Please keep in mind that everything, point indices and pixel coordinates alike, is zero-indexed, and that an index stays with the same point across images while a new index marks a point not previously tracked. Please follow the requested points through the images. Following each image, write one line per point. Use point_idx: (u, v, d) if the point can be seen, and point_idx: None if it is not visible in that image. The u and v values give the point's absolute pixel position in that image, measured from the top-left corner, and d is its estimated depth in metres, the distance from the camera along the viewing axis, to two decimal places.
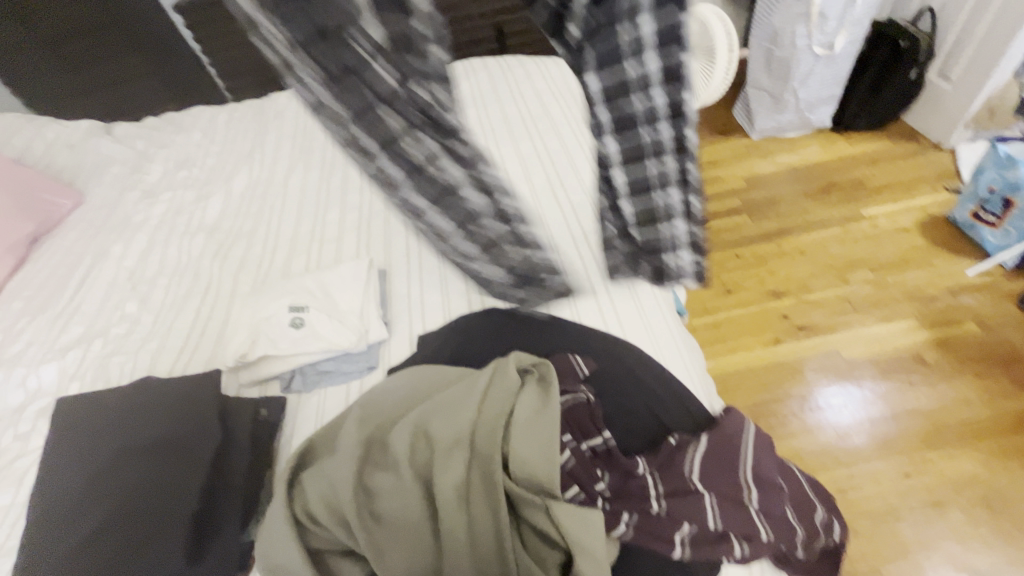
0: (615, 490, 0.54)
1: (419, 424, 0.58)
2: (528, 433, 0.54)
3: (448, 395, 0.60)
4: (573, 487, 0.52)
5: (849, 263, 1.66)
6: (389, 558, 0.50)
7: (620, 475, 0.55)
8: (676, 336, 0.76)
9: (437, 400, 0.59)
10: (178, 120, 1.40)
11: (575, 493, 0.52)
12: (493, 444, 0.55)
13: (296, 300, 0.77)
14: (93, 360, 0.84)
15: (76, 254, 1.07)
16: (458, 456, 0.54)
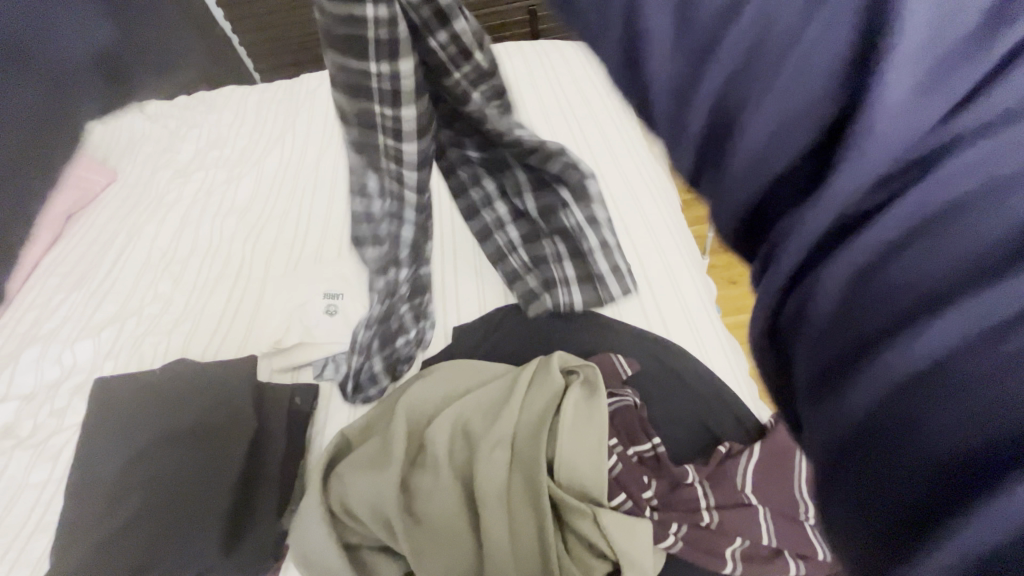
0: (663, 499, 0.52)
1: (459, 420, 0.57)
2: (573, 436, 0.53)
3: (488, 392, 0.58)
4: (621, 494, 0.51)
5: None
6: (427, 561, 0.50)
7: (667, 483, 0.53)
8: (722, 338, 0.72)
9: (475, 398, 0.58)
10: (210, 100, 1.41)
11: (623, 501, 0.51)
12: (536, 446, 0.53)
13: (331, 287, 0.76)
14: (128, 338, 0.84)
15: (110, 232, 1.07)
16: (501, 455, 0.53)
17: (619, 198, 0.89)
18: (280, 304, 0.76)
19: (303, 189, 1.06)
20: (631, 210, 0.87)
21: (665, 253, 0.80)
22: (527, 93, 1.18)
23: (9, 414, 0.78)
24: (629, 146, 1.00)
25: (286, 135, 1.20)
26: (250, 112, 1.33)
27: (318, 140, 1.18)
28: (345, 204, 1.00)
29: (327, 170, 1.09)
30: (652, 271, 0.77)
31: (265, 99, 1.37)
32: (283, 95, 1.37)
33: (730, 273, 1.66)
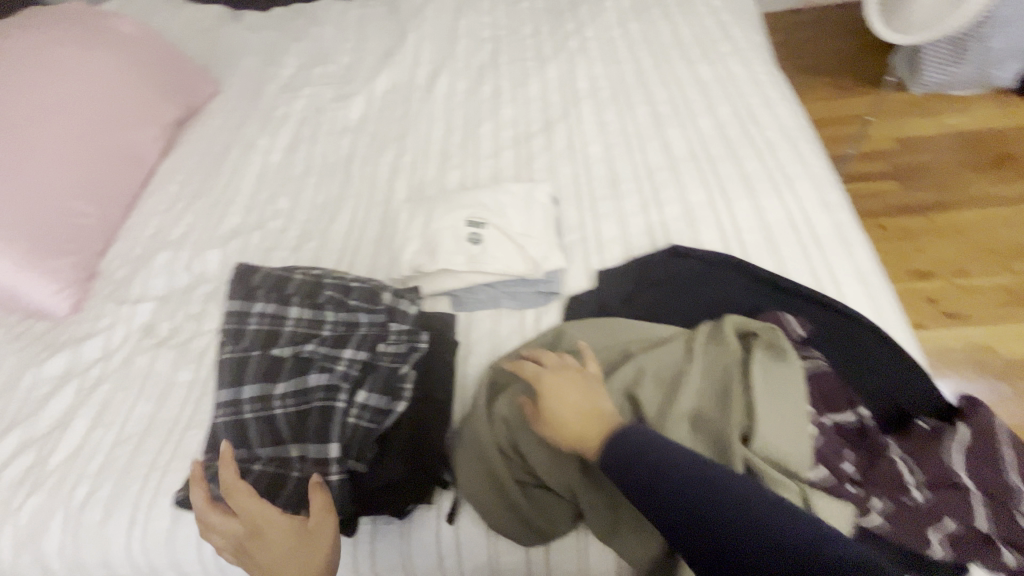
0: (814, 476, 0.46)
1: (627, 386, 0.54)
2: (700, 372, 0.53)
3: (657, 362, 0.55)
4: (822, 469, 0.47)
5: (1017, 251, 1.46)
6: (620, 526, 0.49)
7: (829, 449, 0.48)
8: (898, 310, 0.66)
9: (650, 364, 0.55)
10: (309, 12, 1.35)
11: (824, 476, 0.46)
12: (669, 389, 0.53)
13: (473, 214, 0.71)
14: (256, 252, 0.84)
15: (222, 144, 1.06)
16: (686, 427, 0.50)
17: (776, 145, 0.81)
18: (418, 227, 0.73)
19: (417, 112, 1.02)
20: (792, 159, 0.79)
21: (833, 209, 0.73)
22: (659, 23, 1.07)
23: (149, 313, 0.80)
24: (782, 91, 0.91)
25: (394, 56, 1.15)
26: (353, 29, 1.27)
27: (428, 62, 1.12)
28: (464, 131, 0.95)
29: (442, 94, 1.04)
30: (821, 229, 0.70)
31: (366, 14, 1.30)
32: (385, 12, 1.30)
33: None
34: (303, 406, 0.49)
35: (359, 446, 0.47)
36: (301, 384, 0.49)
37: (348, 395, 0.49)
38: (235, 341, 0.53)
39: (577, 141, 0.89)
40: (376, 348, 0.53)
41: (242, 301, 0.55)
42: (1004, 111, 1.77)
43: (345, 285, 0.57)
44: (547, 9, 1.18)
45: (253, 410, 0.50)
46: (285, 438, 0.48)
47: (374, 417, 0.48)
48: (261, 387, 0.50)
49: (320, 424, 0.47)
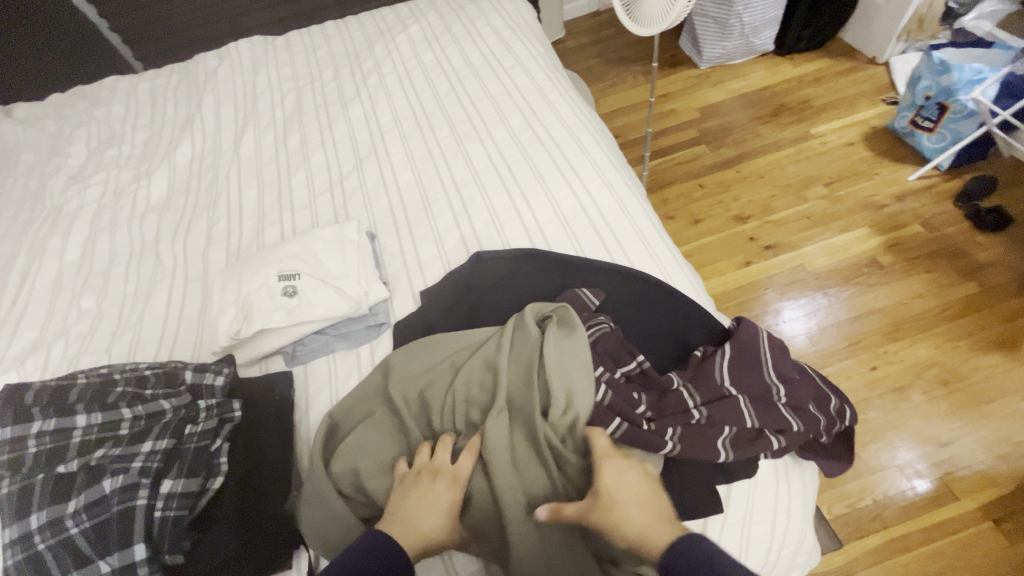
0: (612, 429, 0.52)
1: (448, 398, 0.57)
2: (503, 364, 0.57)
3: (471, 366, 0.58)
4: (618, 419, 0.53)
5: (805, 181, 1.72)
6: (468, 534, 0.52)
7: (623, 398, 0.55)
8: (679, 261, 0.76)
9: (465, 370, 0.58)
10: (93, 94, 1.25)
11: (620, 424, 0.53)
12: (487, 386, 0.57)
13: (285, 267, 0.71)
14: (59, 363, 0.75)
15: (4, 253, 0.94)
16: (502, 420, 0.54)
17: (562, 140, 0.90)
18: (232, 294, 0.71)
19: (225, 176, 0.98)
20: (576, 151, 0.88)
21: (614, 187, 0.83)
22: (449, 49, 1.15)
23: None
24: (562, 91, 1.02)
25: (193, 123, 1.10)
26: (144, 103, 1.20)
27: (231, 123, 1.09)
28: (276, 186, 0.94)
29: (249, 153, 1.01)
30: (606, 207, 0.79)
31: (158, 86, 1.24)
32: (179, 80, 1.24)
33: (666, 210, 1.74)
34: (99, 517, 0.45)
35: (175, 536, 0.44)
36: (94, 494, 0.45)
37: (153, 489, 0.46)
38: (7, 472, 0.47)
39: (388, 173, 0.91)
40: (184, 431, 0.51)
41: (9, 426, 0.49)
42: (771, 70, 2.11)
43: (142, 376, 0.54)
44: (344, 52, 1.21)
45: (40, 540, 0.44)
46: (85, 558, 0.44)
47: (188, 503, 0.46)
48: (46, 513, 0.45)
49: (122, 530, 0.44)
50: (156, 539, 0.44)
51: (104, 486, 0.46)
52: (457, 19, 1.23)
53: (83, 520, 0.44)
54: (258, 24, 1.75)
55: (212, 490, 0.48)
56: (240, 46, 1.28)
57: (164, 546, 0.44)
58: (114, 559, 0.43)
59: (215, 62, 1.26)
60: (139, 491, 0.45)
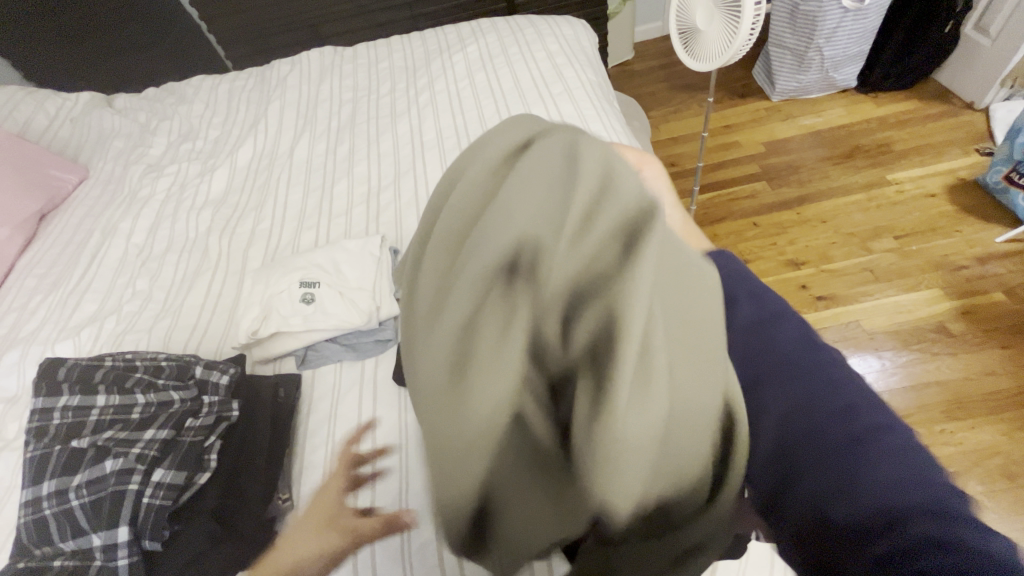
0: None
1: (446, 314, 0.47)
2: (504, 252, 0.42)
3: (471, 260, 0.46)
4: None
5: (873, 231, 1.60)
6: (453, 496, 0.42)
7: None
8: None
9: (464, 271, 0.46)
10: (180, 92, 1.38)
11: None
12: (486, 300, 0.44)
13: (307, 275, 0.75)
14: (108, 337, 0.83)
15: (84, 230, 1.06)
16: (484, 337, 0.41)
17: None
18: (259, 294, 0.75)
19: (277, 178, 1.05)
20: None
21: None
22: (501, 71, 1.16)
23: None
24: (606, 123, 1.00)
25: (258, 126, 1.19)
26: (221, 103, 1.31)
27: (291, 128, 1.17)
28: (320, 192, 0.99)
29: (301, 159, 1.08)
30: None
31: (236, 88, 1.34)
32: (254, 84, 1.34)
33: (714, 246, 1.67)
34: (94, 495, 0.49)
35: (157, 521, 0.48)
36: (96, 472, 0.50)
37: (144, 476, 0.50)
38: (36, 441, 0.54)
39: (423, 190, 0.94)
40: (184, 424, 0.55)
41: (46, 398, 0.56)
42: (850, 108, 1.97)
43: (161, 369, 0.60)
44: (403, 67, 1.26)
45: (45, 507, 0.49)
46: (80, 530, 0.48)
47: (173, 492, 0.50)
48: (55, 483, 0.50)
49: (112, 509, 0.48)
50: (140, 524, 0.48)
51: (104, 467, 0.50)
52: (514, 41, 1.25)
53: (82, 495, 0.49)
54: (335, 32, 1.86)
55: (197, 483, 0.52)
56: (312, 55, 1.36)
57: (147, 529, 0.48)
58: (102, 536, 0.48)
59: (287, 69, 1.35)
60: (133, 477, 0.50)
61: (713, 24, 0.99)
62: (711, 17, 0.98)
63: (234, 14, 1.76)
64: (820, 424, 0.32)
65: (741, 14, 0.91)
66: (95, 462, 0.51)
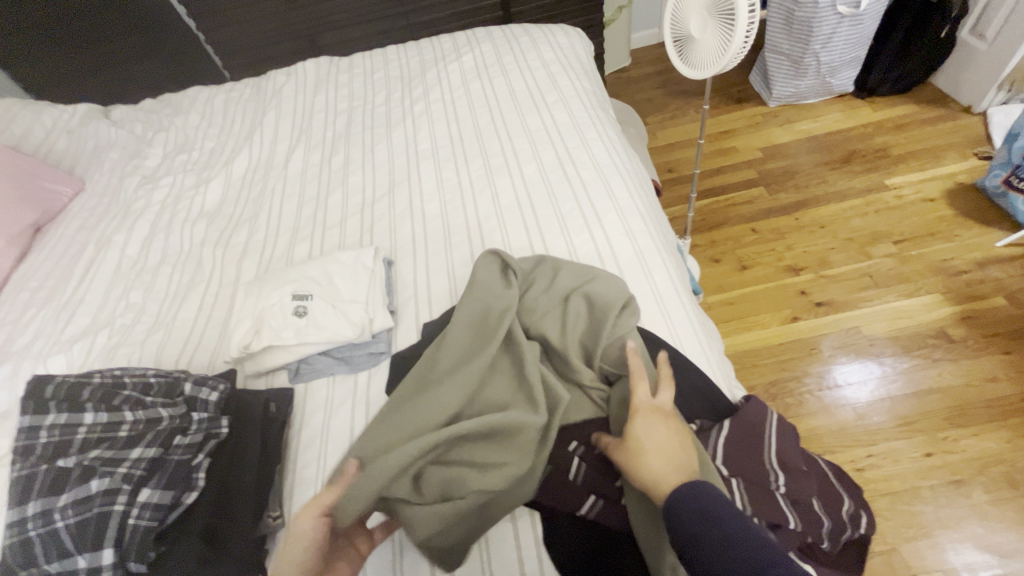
0: (586, 506, 0.53)
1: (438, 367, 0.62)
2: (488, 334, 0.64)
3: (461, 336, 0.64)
4: (591, 498, 0.53)
5: (872, 236, 1.59)
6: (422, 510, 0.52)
7: (600, 472, 0.55)
8: (694, 323, 0.72)
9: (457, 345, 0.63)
10: (176, 103, 1.38)
11: (594, 504, 0.53)
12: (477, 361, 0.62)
13: (300, 288, 0.74)
14: (101, 351, 0.82)
15: (79, 243, 1.05)
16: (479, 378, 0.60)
17: (590, 182, 0.89)
18: (251, 307, 0.75)
19: (272, 189, 1.05)
20: (603, 195, 0.86)
21: (636, 237, 0.80)
22: (496, 79, 1.17)
23: None
24: (601, 131, 1.00)
25: (254, 137, 1.19)
26: (217, 114, 1.31)
27: (286, 139, 1.17)
28: (314, 203, 0.99)
29: (296, 169, 1.07)
30: (623, 257, 0.77)
31: (232, 99, 1.35)
32: (250, 94, 1.35)
33: (713, 252, 1.66)
34: (79, 515, 0.49)
35: (143, 542, 0.48)
36: (81, 492, 0.50)
37: (131, 496, 0.50)
38: (21, 460, 0.53)
39: (417, 201, 0.94)
40: (172, 442, 0.55)
41: (32, 416, 0.56)
42: (847, 113, 1.97)
43: (149, 385, 0.60)
44: (399, 77, 1.26)
45: (30, 528, 0.49)
46: (66, 552, 0.48)
47: (159, 512, 0.50)
48: (40, 504, 0.50)
49: (98, 530, 0.48)
50: (126, 545, 0.48)
51: (90, 487, 0.50)
52: (509, 50, 1.25)
53: (69, 515, 0.49)
54: (332, 42, 1.86)
55: (185, 503, 0.52)
56: (307, 65, 1.36)
57: (132, 550, 0.48)
58: (89, 557, 0.47)
59: (283, 80, 1.35)
60: (119, 497, 0.49)
61: (707, 31, 0.98)
62: (705, 24, 0.98)
63: (232, 25, 1.77)
64: (722, 517, 0.44)
65: (735, 21, 0.90)
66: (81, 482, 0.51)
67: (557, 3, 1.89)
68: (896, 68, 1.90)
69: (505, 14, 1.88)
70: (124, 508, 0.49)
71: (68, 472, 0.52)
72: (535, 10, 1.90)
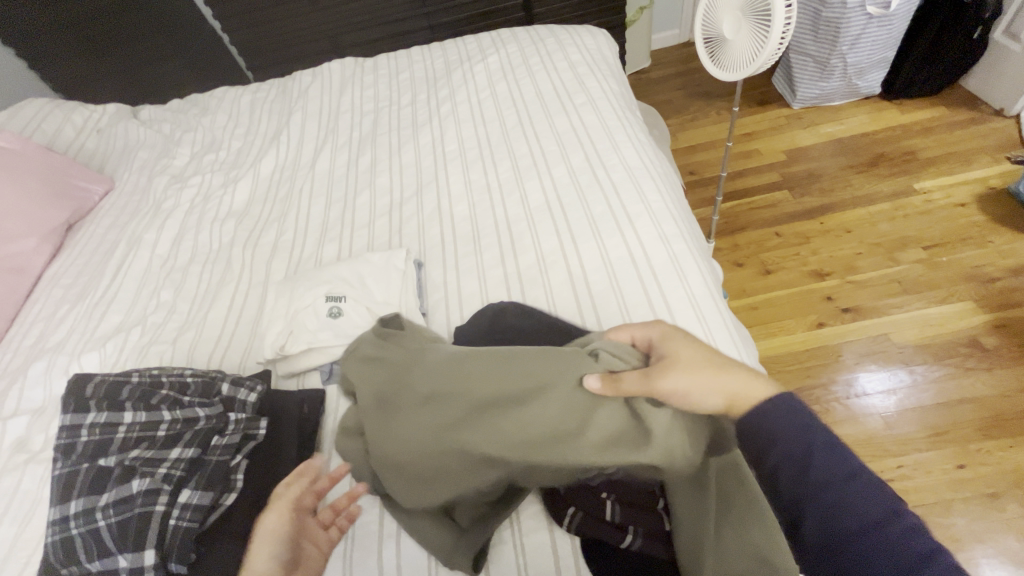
0: (627, 538, 0.51)
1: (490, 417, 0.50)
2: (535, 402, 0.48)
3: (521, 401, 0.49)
4: (631, 528, 0.51)
5: (901, 241, 1.56)
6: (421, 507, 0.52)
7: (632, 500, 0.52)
8: (730, 330, 0.70)
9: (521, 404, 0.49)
10: (203, 103, 1.40)
11: (634, 537, 0.51)
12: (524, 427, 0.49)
13: (333, 289, 0.74)
14: (133, 348, 0.83)
15: (110, 241, 1.07)
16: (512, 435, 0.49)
17: (622, 185, 0.88)
18: (284, 308, 0.75)
19: (299, 189, 1.05)
20: (634, 198, 0.85)
21: (670, 242, 0.79)
22: (522, 81, 1.16)
23: (22, 428, 0.78)
24: (630, 133, 0.99)
25: (280, 136, 1.19)
26: (243, 114, 1.32)
27: (312, 139, 1.17)
28: (342, 203, 0.99)
29: (323, 169, 1.08)
30: (657, 262, 0.76)
31: (258, 99, 1.36)
32: (276, 94, 1.36)
33: (735, 256, 1.64)
34: (122, 515, 0.49)
35: (183, 543, 0.48)
36: (123, 492, 0.50)
37: (171, 497, 0.50)
38: (64, 458, 0.54)
39: (446, 202, 0.93)
40: (210, 442, 0.55)
41: (74, 414, 0.56)
42: (873, 116, 1.94)
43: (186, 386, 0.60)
44: (424, 77, 1.26)
45: (73, 527, 0.49)
46: (108, 551, 0.48)
47: (198, 514, 0.50)
48: (82, 503, 0.50)
49: (140, 530, 0.48)
50: (167, 546, 0.48)
51: (132, 486, 0.50)
52: (535, 51, 1.24)
53: (111, 514, 0.49)
54: (353, 43, 1.87)
55: (223, 505, 0.52)
56: (333, 66, 1.37)
57: (172, 551, 0.48)
58: (130, 557, 0.47)
59: (309, 80, 1.36)
60: (160, 498, 0.50)
61: (741, 33, 0.97)
62: (739, 26, 0.97)
63: (256, 26, 1.78)
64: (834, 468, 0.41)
65: (771, 22, 0.89)
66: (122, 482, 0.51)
67: (579, 4, 1.88)
68: (925, 70, 1.87)
69: (527, 15, 1.88)
70: (165, 509, 0.49)
71: (110, 471, 0.52)
72: (556, 11, 1.89)
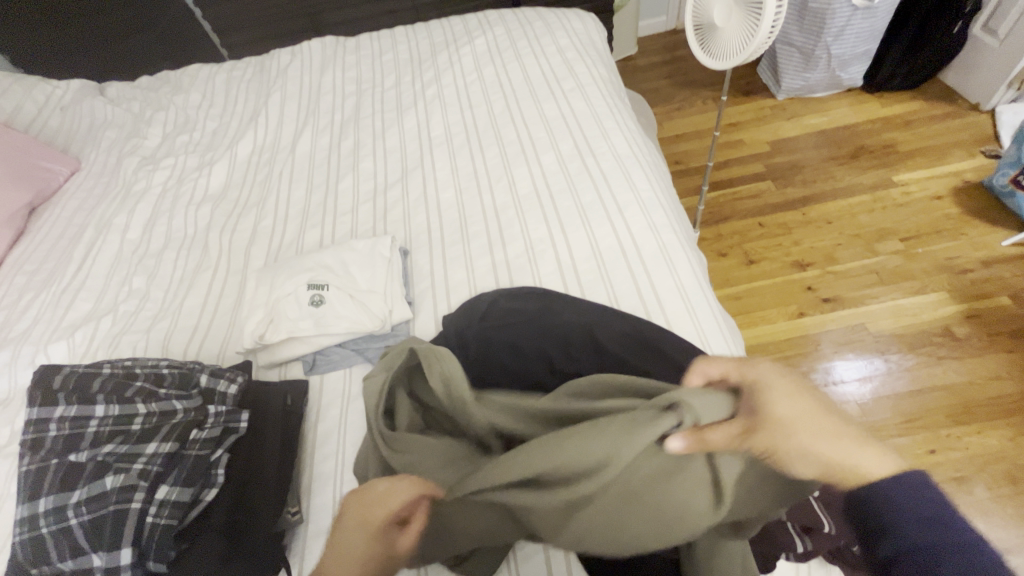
0: None
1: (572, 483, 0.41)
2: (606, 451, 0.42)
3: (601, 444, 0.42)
4: None
5: (879, 233, 1.59)
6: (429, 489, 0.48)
7: None
8: (718, 320, 0.70)
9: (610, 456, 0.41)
10: (175, 81, 1.33)
11: None
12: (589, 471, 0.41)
13: (315, 277, 0.72)
14: (104, 338, 0.79)
15: (76, 225, 1.02)
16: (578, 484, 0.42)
17: (611, 173, 0.87)
18: (264, 296, 0.73)
19: (279, 173, 1.02)
20: (624, 187, 0.84)
21: (659, 231, 0.78)
22: (510, 65, 1.13)
23: None
24: (620, 121, 0.98)
25: (258, 118, 1.15)
26: (218, 94, 1.27)
27: (292, 121, 1.13)
28: (323, 188, 0.96)
29: (304, 152, 1.04)
30: (647, 252, 0.75)
31: (234, 78, 1.30)
32: (253, 73, 1.30)
33: (720, 246, 1.65)
34: (95, 512, 0.47)
35: (161, 541, 0.46)
36: (97, 489, 0.48)
37: (148, 493, 0.48)
38: (31, 454, 0.51)
39: (432, 189, 0.91)
40: (189, 436, 0.53)
41: (41, 408, 0.53)
42: (855, 108, 1.96)
43: (162, 378, 0.57)
44: (408, 59, 1.23)
45: (42, 526, 0.47)
46: (80, 551, 0.46)
47: (177, 510, 0.48)
48: (52, 501, 0.48)
49: (115, 528, 0.46)
50: (144, 544, 0.46)
51: (106, 483, 0.48)
52: (523, 34, 1.22)
53: (84, 511, 0.47)
54: (333, 21, 1.80)
55: (204, 500, 0.50)
56: (313, 45, 1.32)
57: (150, 549, 0.46)
58: (104, 557, 0.45)
59: (287, 59, 1.31)
60: (136, 495, 0.47)
61: (731, 20, 0.96)
62: (730, 13, 0.96)
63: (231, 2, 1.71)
64: None
65: (762, 10, 0.88)
66: (95, 478, 0.49)
67: None
68: (906, 63, 1.89)
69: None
70: (142, 506, 0.47)
71: (82, 467, 0.50)
72: None
